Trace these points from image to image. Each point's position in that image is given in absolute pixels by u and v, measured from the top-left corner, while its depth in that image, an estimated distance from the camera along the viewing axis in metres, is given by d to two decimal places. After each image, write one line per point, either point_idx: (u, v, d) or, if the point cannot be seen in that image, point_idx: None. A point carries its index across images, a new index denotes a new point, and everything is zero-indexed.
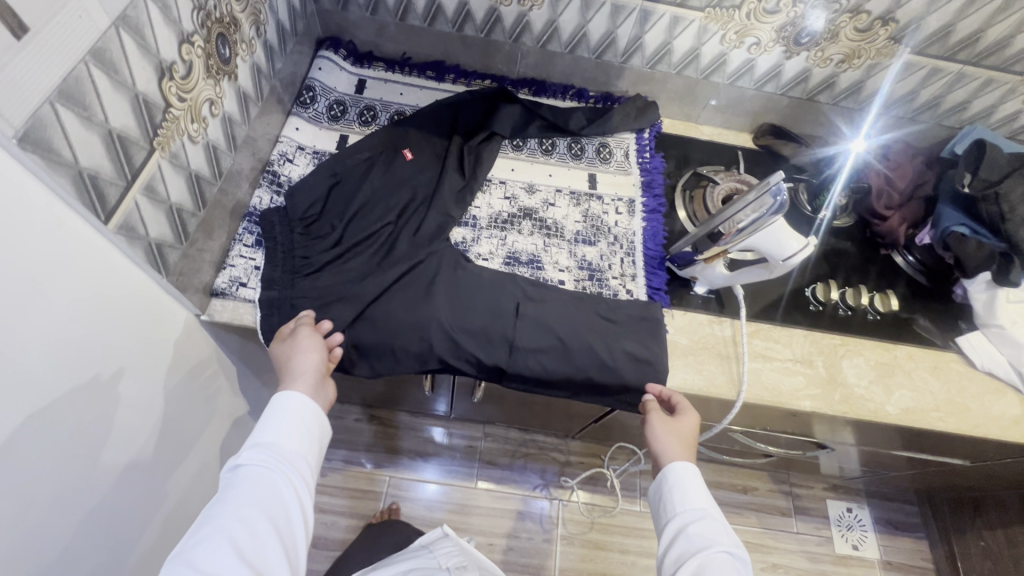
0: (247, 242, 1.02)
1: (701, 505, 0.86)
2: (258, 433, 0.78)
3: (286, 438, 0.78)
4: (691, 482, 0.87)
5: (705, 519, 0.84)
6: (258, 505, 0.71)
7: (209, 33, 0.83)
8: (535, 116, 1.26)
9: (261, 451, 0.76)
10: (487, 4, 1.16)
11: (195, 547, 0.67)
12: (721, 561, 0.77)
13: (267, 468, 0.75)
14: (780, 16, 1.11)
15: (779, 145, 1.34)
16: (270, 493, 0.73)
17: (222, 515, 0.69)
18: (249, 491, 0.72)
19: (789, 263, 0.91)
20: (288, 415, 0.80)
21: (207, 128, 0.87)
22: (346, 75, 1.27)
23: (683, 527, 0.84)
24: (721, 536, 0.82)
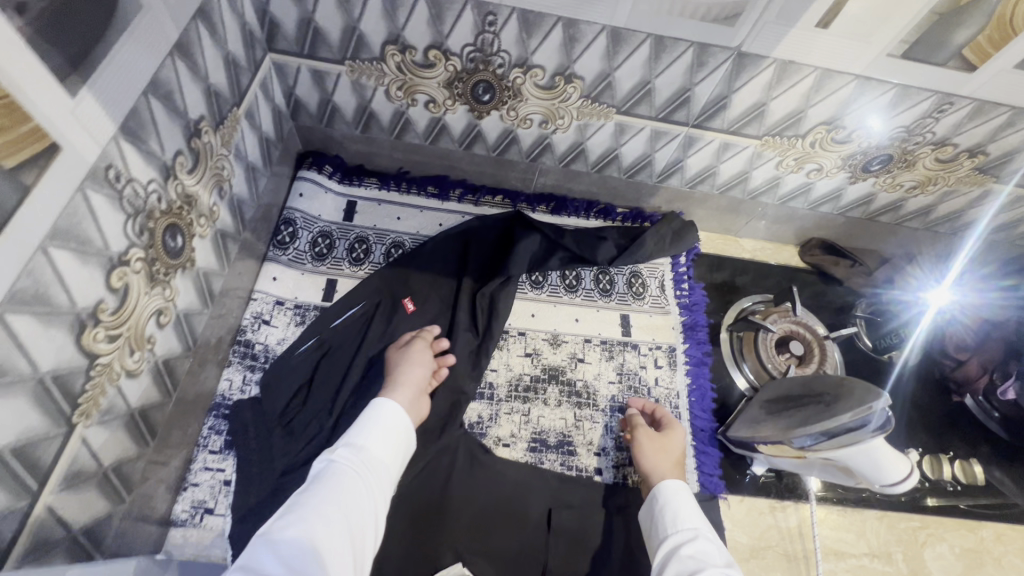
0: (214, 446, 0.82)
1: (691, 525, 0.71)
2: (349, 435, 0.71)
3: (378, 446, 0.71)
4: (680, 500, 0.75)
5: (694, 539, 0.68)
6: (347, 504, 0.62)
7: (153, 234, 0.63)
8: (557, 246, 1.05)
9: (353, 451, 0.68)
10: (501, 126, 0.97)
11: (280, 528, 0.57)
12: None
13: (356, 467, 0.67)
14: (850, 146, 0.94)
15: (831, 265, 1.18)
16: (355, 495, 0.64)
17: (313, 503, 0.60)
18: (337, 487, 0.63)
19: (891, 491, 0.76)
20: (381, 424, 0.74)
21: (155, 347, 0.67)
22: (333, 198, 1.06)
23: (675, 548, 0.68)
24: (717, 559, 0.66)
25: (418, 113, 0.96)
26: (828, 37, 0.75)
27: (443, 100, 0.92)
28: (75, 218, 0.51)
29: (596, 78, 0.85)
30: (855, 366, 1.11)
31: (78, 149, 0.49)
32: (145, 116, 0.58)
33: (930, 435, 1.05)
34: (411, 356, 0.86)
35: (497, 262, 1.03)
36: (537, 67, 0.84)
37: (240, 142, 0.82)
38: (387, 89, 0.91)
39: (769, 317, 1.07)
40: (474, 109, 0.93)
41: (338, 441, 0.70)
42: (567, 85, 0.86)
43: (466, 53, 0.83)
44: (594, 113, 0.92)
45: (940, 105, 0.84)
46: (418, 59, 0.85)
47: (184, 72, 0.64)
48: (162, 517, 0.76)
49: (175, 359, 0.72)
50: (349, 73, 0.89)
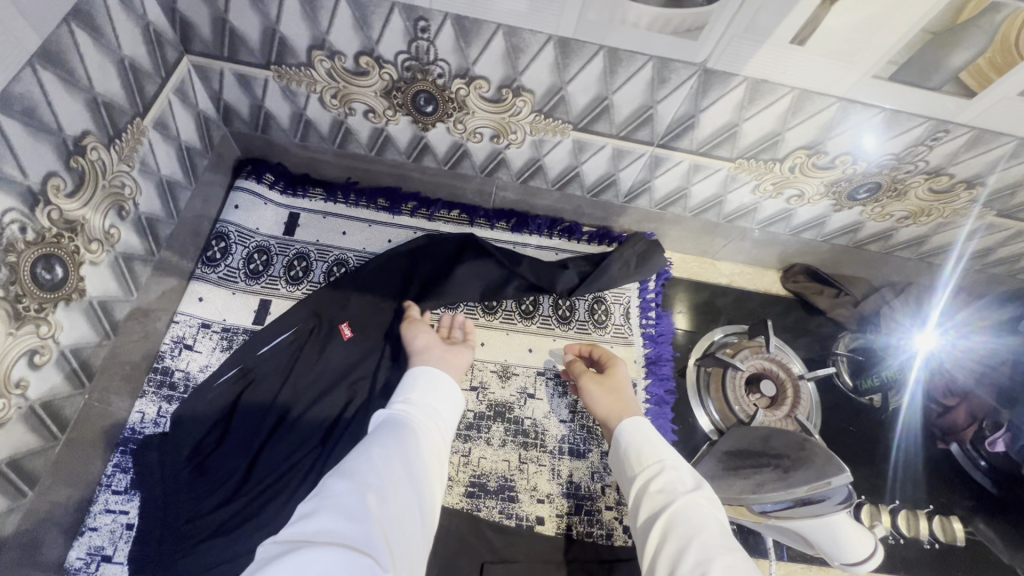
0: (118, 486, 0.76)
1: (651, 461, 0.66)
2: (402, 391, 0.68)
3: (432, 399, 0.68)
4: (639, 435, 0.69)
5: (661, 471, 0.64)
6: (405, 449, 0.59)
7: (17, 269, 0.56)
8: (513, 272, 0.97)
9: (407, 405, 0.66)
10: (450, 139, 0.88)
11: (348, 464, 0.55)
12: (687, 519, 0.58)
13: (409, 419, 0.63)
14: (833, 172, 0.84)
15: (813, 294, 1.09)
16: (414, 443, 0.60)
17: (368, 447, 0.58)
18: (395, 435, 0.60)
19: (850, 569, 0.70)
20: (432, 380, 0.70)
21: (27, 391, 0.61)
22: (272, 210, 0.98)
23: (645, 485, 0.64)
24: (686, 485, 0.62)
25: (358, 123, 0.87)
26: (803, 55, 0.65)
27: (383, 110, 0.84)
28: None
29: (548, 92, 0.76)
30: (833, 406, 1.02)
31: None
32: None
33: (909, 485, 0.97)
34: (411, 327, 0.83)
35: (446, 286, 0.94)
36: (480, 78, 0.75)
37: (147, 155, 0.74)
38: (321, 96, 0.82)
39: (739, 352, 1.00)
40: (417, 121, 0.85)
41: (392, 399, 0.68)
42: (516, 98, 0.78)
43: (401, 61, 0.74)
44: (549, 128, 0.83)
45: (934, 132, 0.74)
46: (349, 66, 0.76)
47: (53, 85, 0.56)
48: (53, 565, 0.70)
49: (59, 399, 0.66)
50: (277, 79, 0.80)
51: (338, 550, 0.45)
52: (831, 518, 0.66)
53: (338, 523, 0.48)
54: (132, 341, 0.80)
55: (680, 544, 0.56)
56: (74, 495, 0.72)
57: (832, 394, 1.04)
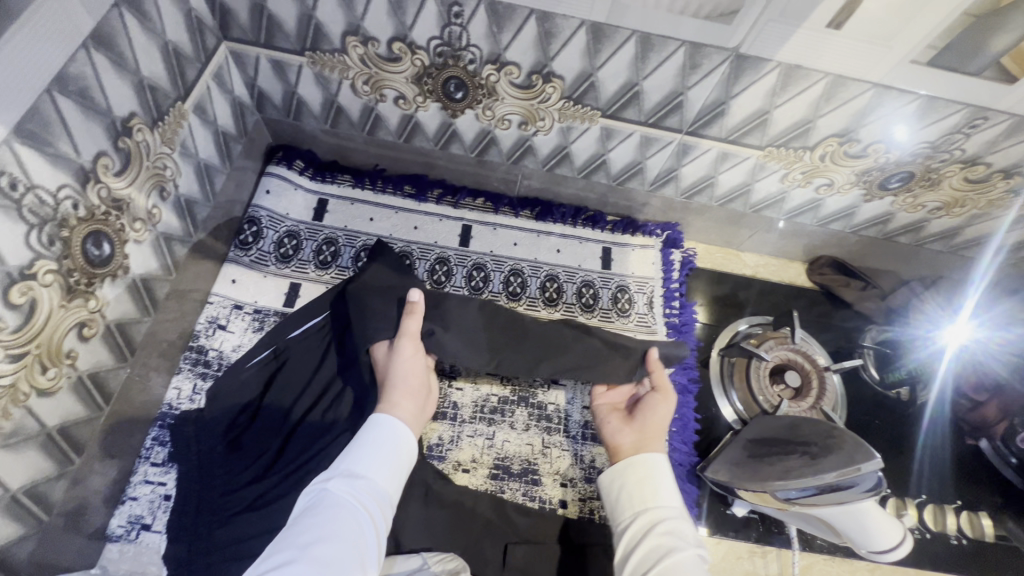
0: (156, 459, 0.79)
1: (652, 503, 0.68)
2: (346, 461, 0.65)
3: (378, 471, 0.65)
4: (647, 473, 0.70)
5: (662, 519, 0.65)
6: (338, 544, 0.55)
7: (69, 243, 0.58)
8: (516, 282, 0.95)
9: (349, 482, 0.62)
10: (478, 126, 0.89)
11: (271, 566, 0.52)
12: (682, 567, 0.59)
13: (351, 503, 0.60)
14: (864, 161, 0.84)
15: (839, 287, 1.08)
16: (346, 532, 0.57)
17: (293, 543, 0.55)
18: (328, 524, 0.57)
19: (873, 557, 0.70)
20: (382, 447, 0.67)
21: (76, 362, 0.63)
22: (302, 195, 1.00)
23: (639, 533, 0.65)
24: (687, 535, 0.64)
25: (388, 109, 0.89)
26: (840, 40, 0.65)
27: (414, 96, 0.85)
28: None
29: (578, 78, 0.76)
30: (857, 398, 1.01)
31: None
32: (51, 115, 0.53)
33: (936, 480, 0.96)
34: (410, 349, 0.76)
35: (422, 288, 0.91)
36: (512, 64, 0.76)
37: (187, 138, 0.76)
38: (353, 82, 0.84)
39: (763, 343, 0.99)
40: (447, 107, 0.86)
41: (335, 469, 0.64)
42: (545, 84, 0.78)
43: (433, 47, 0.75)
44: (577, 115, 0.83)
45: (972, 120, 0.73)
46: (382, 52, 0.77)
47: (105, 66, 0.58)
48: (96, 531, 0.73)
49: (105, 371, 0.69)
50: (311, 65, 0.82)
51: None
52: (860, 505, 0.66)
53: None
54: (170, 318, 0.82)
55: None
56: (115, 466, 0.75)
57: (857, 386, 1.03)
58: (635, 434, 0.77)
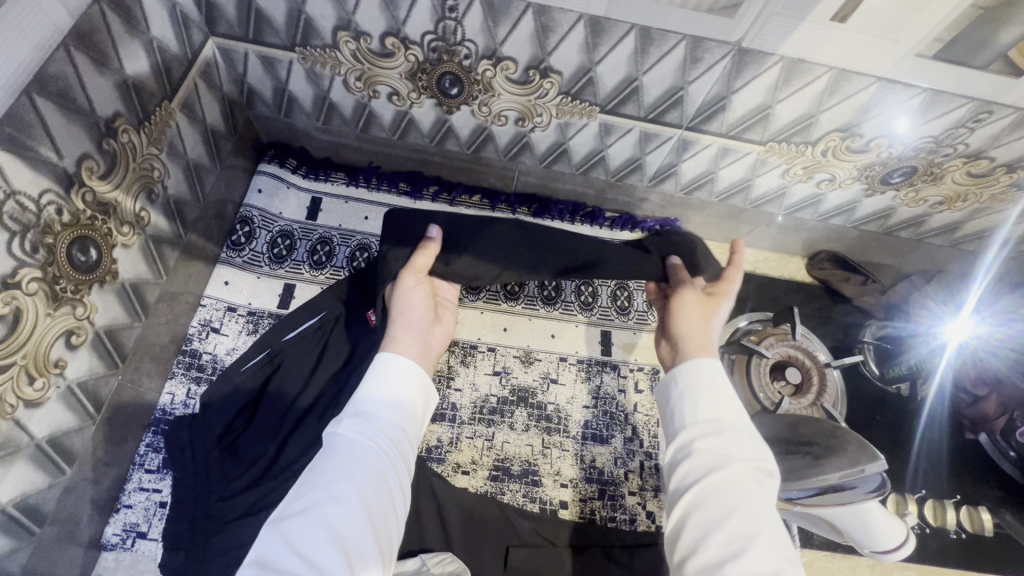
0: (150, 465, 0.78)
1: (705, 414, 0.59)
2: (356, 402, 0.62)
3: (390, 407, 0.62)
4: (705, 382, 0.61)
5: (710, 429, 0.57)
6: (357, 486, 0.54)
7: (55, 250, 0.56)
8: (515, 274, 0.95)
9: (362, 422, 0.59)
10: (474, 122, 0.87)
11: (291, 516, 0.52)
12: (727, 497, 0.52)
13: (366, 441, 0.58)
14: (867, 156, 0.82)
15: (839, 282, 1.07)
16: (366, 474, 0.55)
17: (311, 491, 0.53)
18: (346, 469, 0.55)
19: (877, 557, 0.69)
20: (394, 384, 0.63)
21: (65, 371, 0.62)
22: (295, 194, 0.98)
23: (686, 443, 0.58)
24: (741, 453, 0.55)
25: (382, 106, 0.86)
26: (845, 33, 0.63)
27: (408, 93, 0.83)
28: None
29: (576, 73, 0.75)
30: (857, 394, 1.01)
31: None
32: (31, 119, 0.51)
33: (935, 475, 0.96)
34: (413, 283, 0.74)
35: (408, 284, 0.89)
36: (508, 59, 0.74)
37: (174, 138, 0.74)
38: (345, 79, 0.82)
39: (764, 340, 0.99)
40: (442, 103, 0.84)
41: (348, 408, 0.62)
42: (543, 79, 0.76)
43: (427, 42, 0.73)
44: (575, 111, 0.81)
45: (977, 114, 0.72)
46: (374, 47, 0.75)
47: (86, 65, 0.56)
48: (91, 540, 0.72)
49: (96, 379, 0.68)
50: (302, 61, 0.80)
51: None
52: (863, 507, 0.65)
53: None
54: (162, 323, 0.81)
55: (713, 523, 0.51)
56: (110, 474, 0.74)
57: (857, 382, 1.03)
58: (672, 340, 0.71)
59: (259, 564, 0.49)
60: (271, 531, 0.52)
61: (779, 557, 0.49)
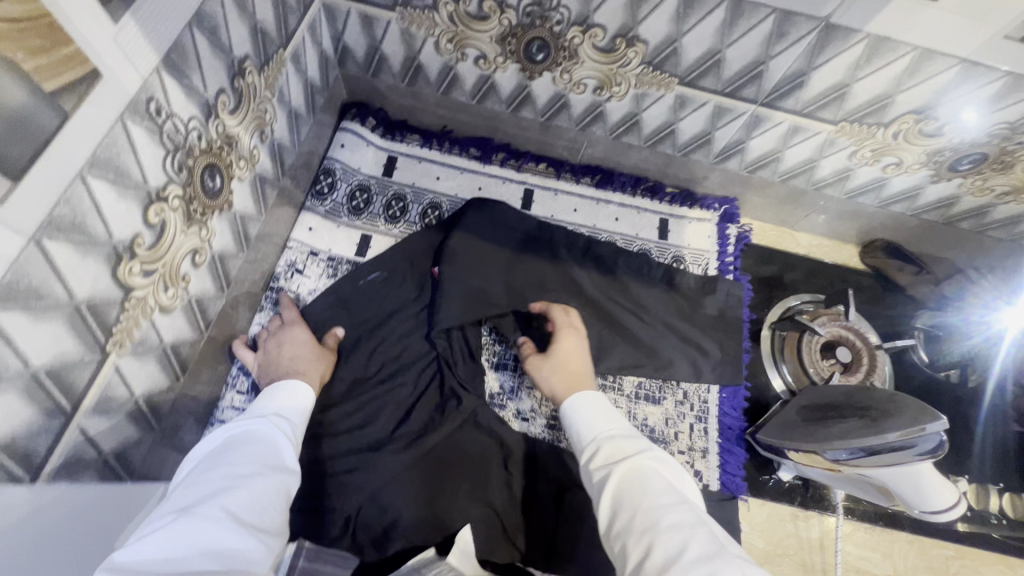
0: (241, 387, 0.85)
1: (604, 429, 0.68)
2: (254, 411, 0.65)
3: (292, 413, 0.67)
4: (594, 408, 0.71)
5: (601, 447, 0.66)
6: (269, 465, 0.57)
7: (193, 172, 0.63)
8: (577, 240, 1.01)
9: (279, 419, 0.64)
10: (553, 89, 0.91)
11: (199, 484, 0.52)
12: (639, 476, 0.60)
13: (275, 435, 0.61)
14: (939, 140, 0.84)
15: (891, 269, 1.09)
16: (279, 459, 0.59)
17: (226, 465, 0.54)
18: (256, 447, 0.58)
19: (927, 519, 0.72)
20: (293, 396, 0.70)
21: (189, 286, 0.68)
22: (373, 151, 1.04)
23: (588, 461, 0.66)
24: (631, 452, 0.64)
25: (468, 69, 0.91)
26: (936, 12, 0.65)
27: (495, 57, 0.87)
28: (115, 149, 0.50)
29: (661, 43, 0.78)
30: (904, 379, 1.03)
31: (119, 78, 0.48)
32: (189, 50, 0.57)
33: (978, 461, 0.98)
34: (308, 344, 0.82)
35: (485, 237, 0.96)
36: (598, 26, 0.78)
37: (284, 85, 0.80)
38: (438, 40, 0.86)
39: (817, 318, 1.01)
40: (526, 69, 0.88)
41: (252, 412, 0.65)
42: (628, 48, 0.80)
43: (523, 6, 0.78)
44: (654, 81, 0.85)
45: None
46: (472, 9, 0.80)
47: (232, 6, 0.62)
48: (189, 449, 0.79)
49: (208, 299, 0.74)
50: (399, 21, 0.85)
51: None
52: (916, 467, 0.68)
53: (204, 558, 0.45)
54: (256, 259, 0.87)
55: (627, 514, 0.57)
56: (207, 391, 0.81)
57: (905, 368, 1.05)
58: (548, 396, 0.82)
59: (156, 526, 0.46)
60: (170, 500, 0.51)
61: (689, 524, 0.54)
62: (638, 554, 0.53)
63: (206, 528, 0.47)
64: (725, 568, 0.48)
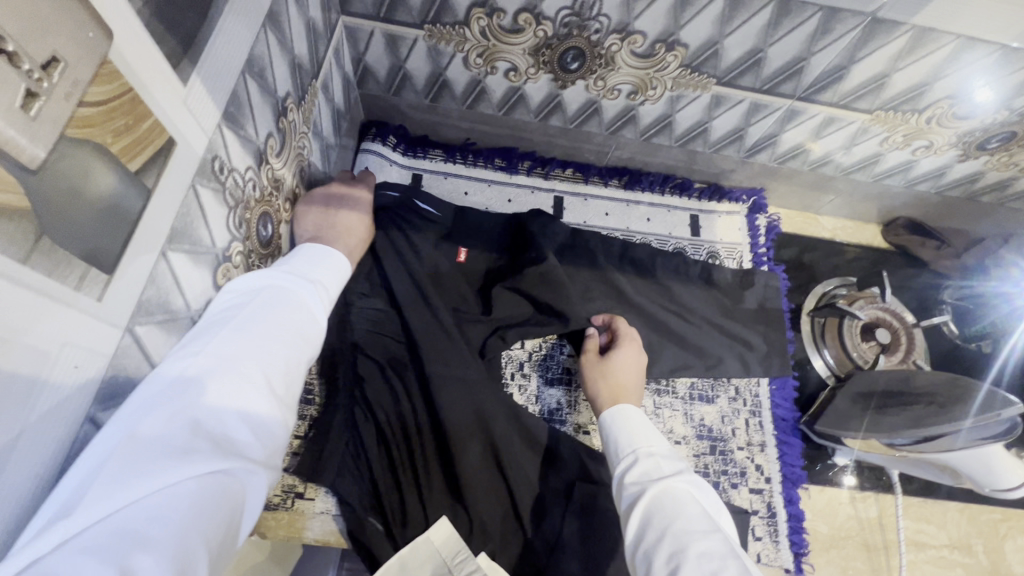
0: (298, 433, 0.81)
1: (639, 444, 0.69)
2: (293, 266, 0.60)
3: (321, 279, 0.61)
4: (625, 420, 0.73)
5: (637, 461, 0.66)
6: (287, 340, 0.51)
7: (250, 225, 0.60)
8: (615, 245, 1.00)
9: (306, 285, 0.58)
10: (586, 96, 0.89)
11: (213, 335, 0.47)
12: (670, 495, 0.60)
13: (300, 301, 0.56)
14: (970, 123, 0.86)
15: (915, 246, 1.12)
16: (299, 332, 0.53)
17: (244, 326, 0.49)
18: (279, 311, 0.53)
19: (997, 495, 0.75)
20: (328, 265, 0.64)
21: None
22: (397, 171, 1.01)
23: (621, 478, 0.66)
24: (663, 472, 0.64)
25: (497, 82, 0.88)
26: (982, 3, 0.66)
27: (526, 69, 0.85)
28: (188, 218, 0.47)
29: (702, 46, 0.77)
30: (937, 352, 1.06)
31: (188, 142, 0.45)
32: (243, 98, 0.54)
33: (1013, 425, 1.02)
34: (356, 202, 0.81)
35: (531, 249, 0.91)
36: (638, 33, 0.76)
37: (316, 116, 0.76)
38: (467, 55, 0.83)
39: (854, 302, 1.03)
40: (558, 78, 0.86)
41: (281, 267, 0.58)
42: (667, 53, 0.78)
43: (561, 17, 0.75)
44: (691, 83, 0.84)
45: None
46: (505, 23, 0.77)
47: (274, 45, 0.58)
48: None
49: None
50: (427, 38, 0.81)
51: (236, 464, 0.42)
52: (991, 449, 0.73)
53: (231, 428, 0.43)
54: None
55: (656, 537, 0.57)
56: None
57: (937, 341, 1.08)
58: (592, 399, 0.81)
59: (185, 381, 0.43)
60: (191, 342, 0.46)
61: (719, 554, 0.53)
62: None
63: (207, 401, 0.42)
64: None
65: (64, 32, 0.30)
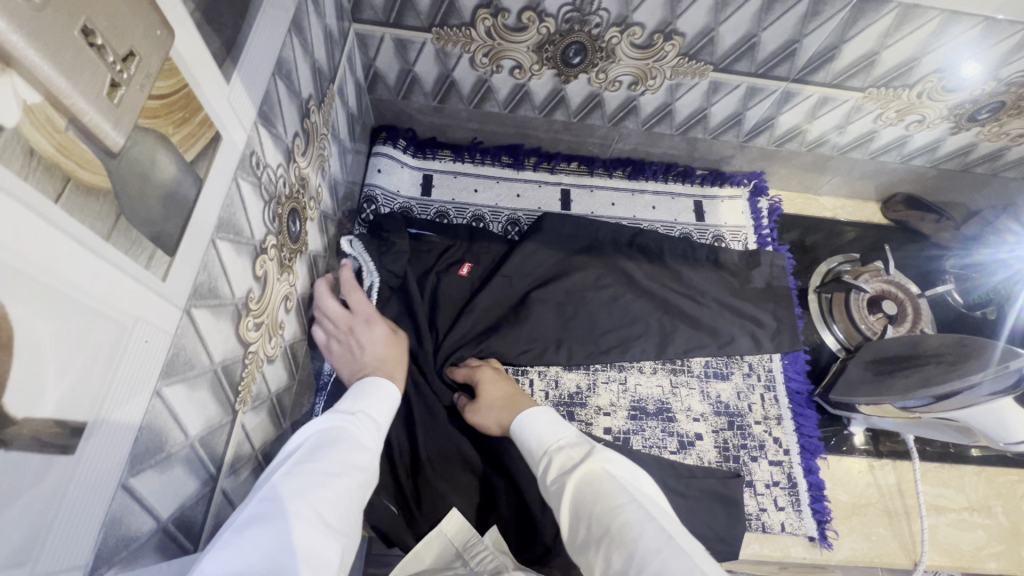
0: None
1: (552, 442, 0.68)
2: (341, 406, 0.65)
3: (368, 411, 0.66)
4: (533, 426, 0.70)
5: (550, 460, 0.66)
6: (346, 473, 0.55)
7: (281, 220, 0.63)
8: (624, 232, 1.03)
9: (358, 422, 0.63)
10: (589, 89, 0.93)
11: (288, 482, 0.50)
12: (584, 483, 0.60)
13: (353, 439, 0.60)
14: (960, 95, 0.89)
15: (915, 220, 1.15)
16: (353, 460, 0.57)
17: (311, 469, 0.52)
18: (339, 455, 0.56)
19: (1013, 449, 0.77)
20: (374, 396, 0.69)
21: (284, 333, 0.68)
22: (408, 172, 1.04)
23: (542, 482, 0.66)
24: (578, 461, 0.64)
25: (502, 80, 0.92)
26: None
27: (530, 66, 0.89)
28: (232, 209, 0.50)
29: (698, 34, 0.80)
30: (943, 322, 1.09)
31: (231, 138, 0.48)
32: (274, 99, 0.57)
33: None
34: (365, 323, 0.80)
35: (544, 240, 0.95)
36: (637, 25, 0.80)
37: (334, 119, 0.80)
38: (473, 56, 0.87)
39: (859, 276, 1.06)
40: (561, 73, 0.89)
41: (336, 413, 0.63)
42: (665, 43, 0.82)
43: (562, 13, 0.79)
44: (689, 71, 0.87)
45: None
46: (510, 22, 0.81)
47: (298, 50, 0.62)
48: None
49: (296, 342, 0.74)
50: (435, 41, 0.85)
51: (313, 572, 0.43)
52: (999, 404, 0.73)
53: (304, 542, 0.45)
54: None
55: (586, 525, 0.57)
56: None
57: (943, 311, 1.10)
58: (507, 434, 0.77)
59: (264, 517, 0.45)
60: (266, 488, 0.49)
61: (637, 521, 0.54)
62: (602, 562, 0.54)
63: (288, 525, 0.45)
64: (672, 561, 0.48)
65: (138, 29, 0.33)
